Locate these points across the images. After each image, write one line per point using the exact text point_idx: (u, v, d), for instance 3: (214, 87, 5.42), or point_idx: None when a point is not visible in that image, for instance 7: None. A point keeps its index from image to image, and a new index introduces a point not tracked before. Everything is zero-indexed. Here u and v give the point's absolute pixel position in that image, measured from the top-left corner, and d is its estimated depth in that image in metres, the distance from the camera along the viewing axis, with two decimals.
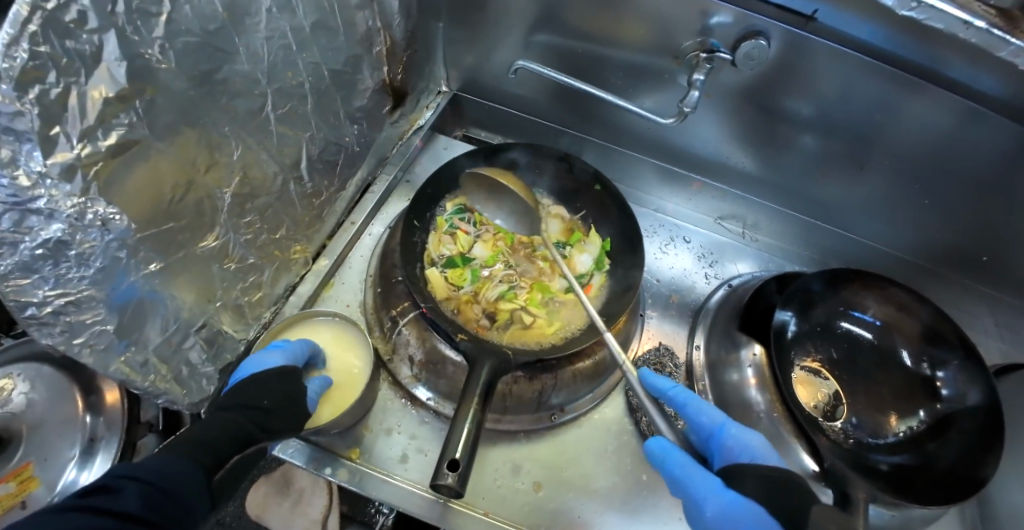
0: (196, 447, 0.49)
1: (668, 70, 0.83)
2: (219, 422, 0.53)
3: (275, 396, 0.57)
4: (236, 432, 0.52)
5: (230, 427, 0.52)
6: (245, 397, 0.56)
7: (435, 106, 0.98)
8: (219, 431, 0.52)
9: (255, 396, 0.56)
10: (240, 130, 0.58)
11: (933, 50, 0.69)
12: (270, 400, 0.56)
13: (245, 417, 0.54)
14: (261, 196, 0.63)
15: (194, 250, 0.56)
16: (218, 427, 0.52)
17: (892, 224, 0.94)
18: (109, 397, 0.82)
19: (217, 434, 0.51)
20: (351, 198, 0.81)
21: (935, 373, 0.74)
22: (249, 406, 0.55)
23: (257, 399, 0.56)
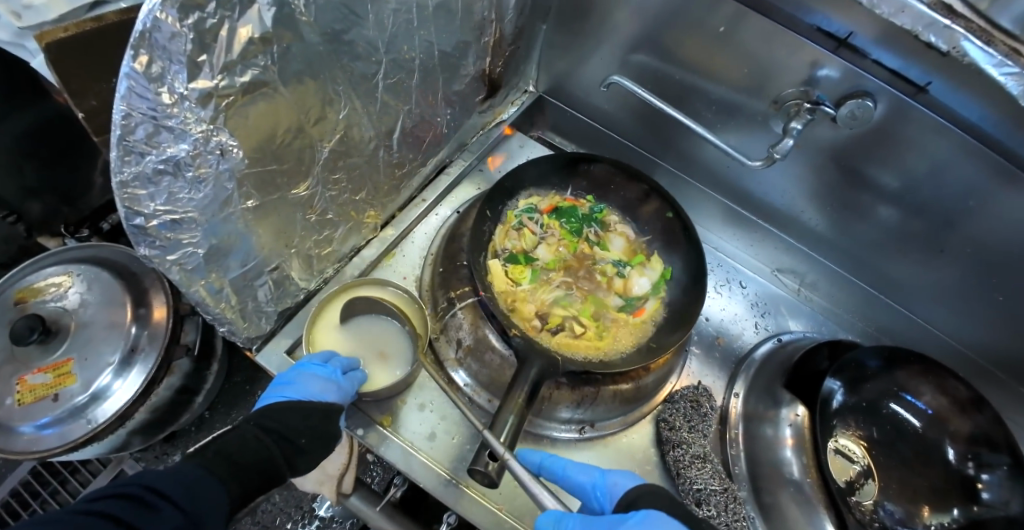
0: (222, 460, 0.53)
1: (762, 114, 0.83)
2: (255, 446, 0.55)
3: (312, 435, 0.59)
4: (265, 463, 0.55)
5: (263, 455, 0.55)
6: (286, 427, 0.59)
7: (520, 103, 1.00)
8: (253, 459, 0.54)
9: (294, 432, 0.59)
10: (351, 91, 0.60)
11: None
12: (305, 439, 0.59)
13: (278, 446, 0.57)
14: (353, 156, 0.65)
15: (287, 195, 0.59)
16: (252, 452, 0.55)
17: (958, 316, 0.90)
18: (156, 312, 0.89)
19: (249, 459, 0.54)
20: (427, 176, 0.84)
21: (979, 474, 0.70)
22: (285, 438, 0.58)
23: (296, 435, 0.59)
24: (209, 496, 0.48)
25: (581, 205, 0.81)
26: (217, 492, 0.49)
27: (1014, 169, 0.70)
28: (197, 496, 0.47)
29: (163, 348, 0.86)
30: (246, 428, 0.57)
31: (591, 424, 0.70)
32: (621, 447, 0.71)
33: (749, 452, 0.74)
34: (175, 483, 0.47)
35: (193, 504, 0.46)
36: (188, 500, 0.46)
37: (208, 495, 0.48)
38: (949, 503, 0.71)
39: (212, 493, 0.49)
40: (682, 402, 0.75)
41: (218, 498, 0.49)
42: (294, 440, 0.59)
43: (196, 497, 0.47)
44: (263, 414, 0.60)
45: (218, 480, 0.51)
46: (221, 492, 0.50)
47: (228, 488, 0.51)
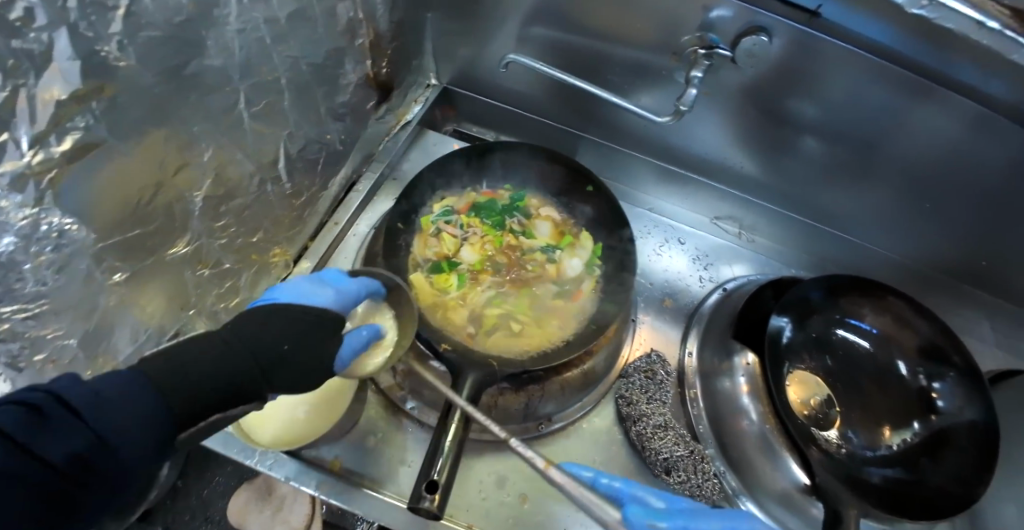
0: (173, 370, 0.38)
1: (666, 68, 0.80)
2: (218, 354, 0.41)
3: (296, 342, 0.47)
4: (235, 374, 0.41)
5: (228, 365, 0.41)
6: (266, 334, 0.46)
7: (424, 99, 0.94)
8: (217, 368, 0.40)
9: (278, 339, 0.46)
10: (213, 131, 0.55)
11: (944, 53, 0.67)
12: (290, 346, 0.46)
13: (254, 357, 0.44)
14: (237, 197, 0.60)
15: (164, 257, 0.54)
16: (214, 361, 0.40)
17: (891, 230, 0.93)
18: None
19: (213, 368, 0.40)
20: (334, 197, 0.78)
21: (931, 384, 0.72)
22: (259, 348, 0.45)
23: (276, 343, 0.46)
24: (143, 407, 0.34)
25: (500, 195, 0.78)
26: (147, 406, 0.35)
27: (920, 80, 0.71)
28: (118, 406, 0.33)
29: None
30: (214, 334, 0.44)
31: (547, 419, 0.68)
32: (584, 434, 0.70)
33: (711, 409, 0.73)
34: (85, 390, 0.33)
35: (105, 420, 0.33)
36: (103, 415, 0.33)
37: (137, 411, 0.34)
38: (908, 417, 0.72)
39: (142, 405, 0.35)
40: (636, 374, 0.74)
41: (151, 415, 0.35)
42: (280, 348, 0.46)
43: (118, 406, 0.33)
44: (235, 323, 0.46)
45: (155, 386, 0.36)
46: (157, 397, 0.36)
47: (169, 400, 0.36)
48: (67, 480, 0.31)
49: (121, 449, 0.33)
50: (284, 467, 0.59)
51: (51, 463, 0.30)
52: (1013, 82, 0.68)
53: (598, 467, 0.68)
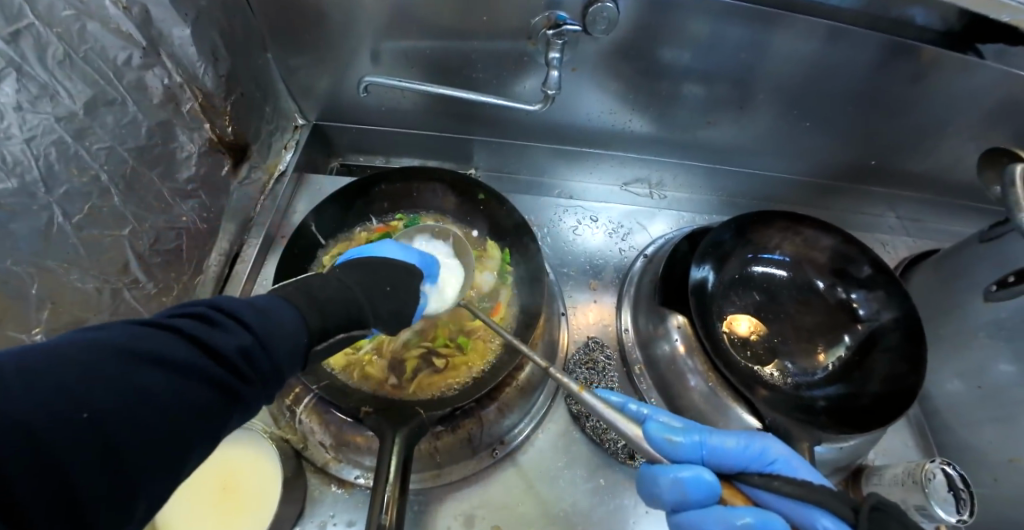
0: (312, 299, 0.43)
1: (525, 52, 0.77)
2: (337, 286, 0.47)
3: (397, 285, 0.53)
4: (350, 302, 0.47)
5: (342, 295, 0.46)
6: (369, 275, 0.52)
7: (295, 143, 0.87)
8: (335, 295, 0.46)
9: (381, 279, 0.52)
10: (31, 259, 0.49)
11: None
12: (391, 287, 0.52)
13: (361, 291, 0.49)
14: (88, 318, 0.54)
15: None
16: (334, 292, 0.46)
17: (784, 153, 0.95)
18: None
19: (331, 299, 0.45)
20: (218, 275, 0.71)
21: (851, 295, 0.75)
22: (368, 284, 0.51)
23: (381, 283, 0.52)
24: (284, 323, 0.39)
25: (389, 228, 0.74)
26: (289, 320, 0.40)
27: (769, 12, 0.72)
28: (268, 318, 0.38)
29: None
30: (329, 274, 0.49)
31: (500, 442, 0.65)
32: (541, 443, 0.68)
33: (657, 377, 0.73)
34: (245, 306, 0.38)
35: (264, 326, 0.37)
36: (259, 324, 0.37)
37: (281, 325, 0.39)
38: (838, 332, 0.74)
39: (285, 320, 0.39)
40: (578, 369, 0.74)
41: (291, 329, 0.39)
42: (381, 289, 0.51)
43: (275, 324, 0.38)
44: (356, 269, 0.52)
45: (297, 310, 0.42)
46: (300, 318, 0.41)
47: (305, 315, 0.42)
48: (228, 373, 0.34)
49: (273, 349, 0.37)
50: None
51: (216, 359, 0.34)
52: None
53: (564, 472, 0.66)
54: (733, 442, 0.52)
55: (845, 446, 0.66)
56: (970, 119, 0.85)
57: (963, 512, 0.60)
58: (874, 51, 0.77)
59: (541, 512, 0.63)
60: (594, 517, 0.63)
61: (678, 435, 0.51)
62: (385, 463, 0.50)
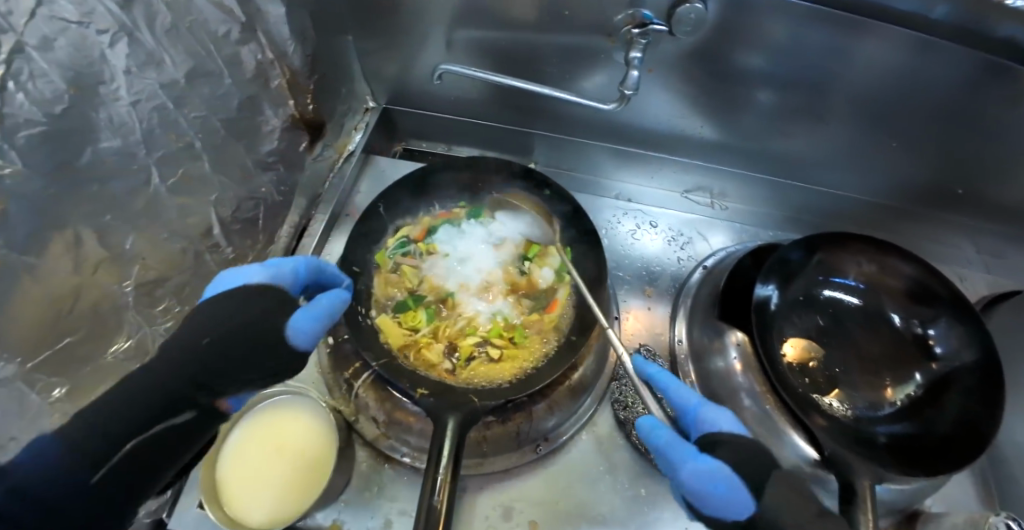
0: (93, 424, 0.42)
1: (602, 49, 0.76)
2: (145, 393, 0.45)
3: (237, 342, 0.50)
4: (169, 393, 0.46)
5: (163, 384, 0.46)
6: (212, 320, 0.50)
7: (365, 125, 0.88)
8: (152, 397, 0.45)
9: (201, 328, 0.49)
10: (127, 216, 0.51)
11: None
12: (208, 337, 0.49)
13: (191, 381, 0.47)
14: (172, 277, 0.57)
15: (103, 360, 0.51)
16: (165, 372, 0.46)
17: (862, 172, 0.91)
18: None
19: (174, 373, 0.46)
20: (285, 249, 0.74)
21: (927, 331, 0.70)
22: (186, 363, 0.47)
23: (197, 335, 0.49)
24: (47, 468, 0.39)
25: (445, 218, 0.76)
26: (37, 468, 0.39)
27: (860, 19, 0.69)
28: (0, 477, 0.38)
29: None
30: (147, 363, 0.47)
31: (544, 439, 0.66)
32: (585, 445, 0.67)
33: (709, 392, 0.71)
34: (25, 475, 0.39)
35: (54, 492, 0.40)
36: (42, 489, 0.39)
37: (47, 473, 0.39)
38: (909, 370, 0.70)
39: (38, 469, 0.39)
40: None
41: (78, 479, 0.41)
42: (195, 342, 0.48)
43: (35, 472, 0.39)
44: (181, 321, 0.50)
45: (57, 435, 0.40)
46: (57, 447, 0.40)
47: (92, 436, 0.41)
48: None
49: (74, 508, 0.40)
50: None
51: None
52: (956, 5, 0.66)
53: (605, 477, 0.65)
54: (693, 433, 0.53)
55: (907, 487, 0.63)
56: None
57: None
58: (974, 68, 0.72)
59: (579, 513, 0.63)
60: (631, 524, 0.62)
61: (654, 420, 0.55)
62: (437, 446, 0.51)
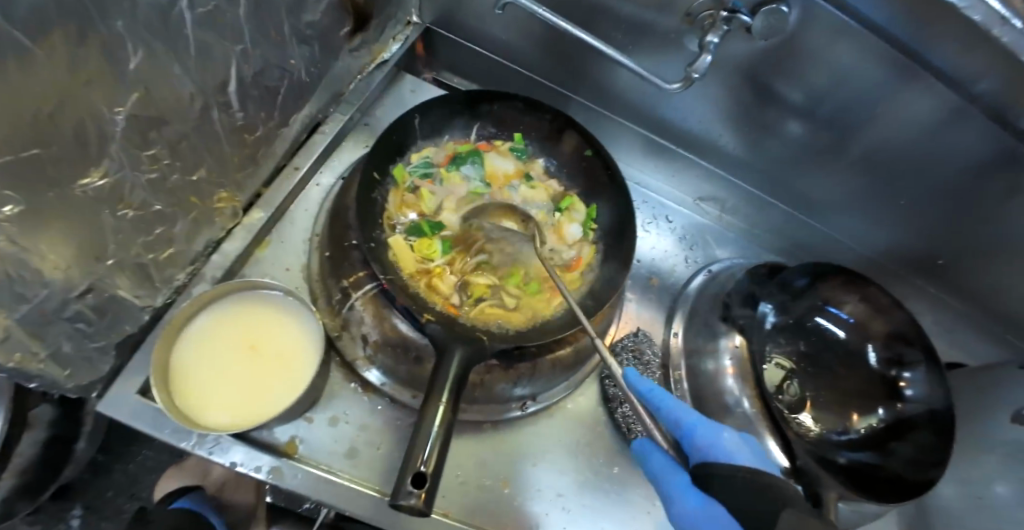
0: None
1: (675, 30, 0.75)
2: None
3: None
4: None
5: None
6: None
7: (404, 38, 0.81)
8: None
9: None
10: (143, 31, 0.41)
11: (927, 34, 0.67)
12: None
13: None
14: (172, 122, 0.48)
15: (73, 192, 0.41)
16: None
17: (861, 220, 0.96)
18: None
19: None
20: (294, 138, 0.67)
21: (902, 373, 0.73)
22: None
23: None
24: None
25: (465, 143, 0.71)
26: None
27: (918, 69, 0.71)
28: None
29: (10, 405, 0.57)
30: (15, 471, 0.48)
31: (532, 398, 0.63)
32: (566, 414, 0.65)
33: (693, 390, 0.71)
34: None
35: None
36: None
37: None
38: (874, 404, 0.73)
39: None
40: (624, 353, 0.73)
41: None
42: None
43: None
44: None
45: None
46: None
47: None
48: None
49: None
50: (231, 448, 0.50)
51: None
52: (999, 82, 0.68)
53: (581, 449, 0.64)
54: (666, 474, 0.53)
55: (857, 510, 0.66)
56: None
57: None
58: (988, 147, 0.77)
59: (549, 480, 0.61)
60: (598, 499, 0.61)
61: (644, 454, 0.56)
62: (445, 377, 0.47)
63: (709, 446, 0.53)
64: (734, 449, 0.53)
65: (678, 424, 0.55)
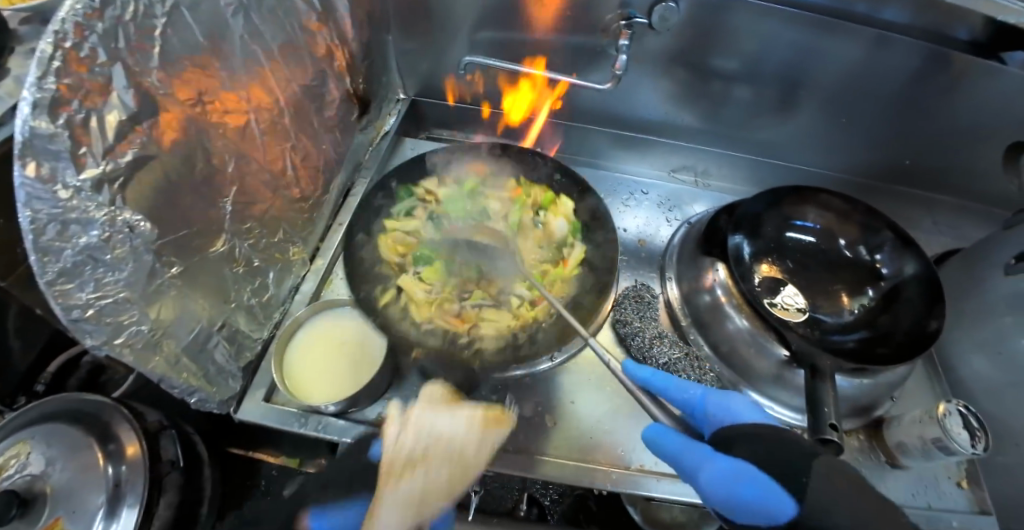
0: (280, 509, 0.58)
1: (599, 45, 0.93)
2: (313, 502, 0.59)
3: None
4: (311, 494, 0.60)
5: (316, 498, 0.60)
6: None
7: (396, 112, 1.04)
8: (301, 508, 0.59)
9: None
10: (231, 144, 0.64)
11: None
12: None
13: None
14: (257, 202, 0.70)
15: (207, 254, 0.62)
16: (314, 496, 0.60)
17: (824, 151, 1.07)
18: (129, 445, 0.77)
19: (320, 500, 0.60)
20: (335, 202, 0.89)
21: (875, 257, 0.84)
22: None
23: None
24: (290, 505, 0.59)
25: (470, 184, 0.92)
26: None
27: (827, 19, 0.85)
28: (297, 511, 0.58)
29: (148, 472, 0.76)
30: None
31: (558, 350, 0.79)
32: (591, 359, 0.80)
33: (696, 320, 0.83)
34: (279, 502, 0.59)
35: None
36: None
37: None
38: (863, 287, 0.83)
39: None
40: (628, 301, 0.86)
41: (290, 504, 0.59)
42: None
43: None
44: None
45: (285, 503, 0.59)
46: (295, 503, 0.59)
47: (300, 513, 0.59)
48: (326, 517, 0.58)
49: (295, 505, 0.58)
50: (338, 429, 0.67)
51: None
52: (907, 9, 0.84)
53: (609, 384, 0.78)
54: (689, 452, 0.60)
55: (870, 381, 0.75)
56: (997, 125, 0.96)
57: (976, 446, 0.68)
58: (916, 60, 0.89)
59: (586, 412, 0.75)
60: (632, 419, 0.75)
61: (660, 436, 0.63)
62: (453, 472, 0.57)
63: (718, 410, 0.65)
64: (741, 407, 0.65)
65: (689, 399, 0.68)
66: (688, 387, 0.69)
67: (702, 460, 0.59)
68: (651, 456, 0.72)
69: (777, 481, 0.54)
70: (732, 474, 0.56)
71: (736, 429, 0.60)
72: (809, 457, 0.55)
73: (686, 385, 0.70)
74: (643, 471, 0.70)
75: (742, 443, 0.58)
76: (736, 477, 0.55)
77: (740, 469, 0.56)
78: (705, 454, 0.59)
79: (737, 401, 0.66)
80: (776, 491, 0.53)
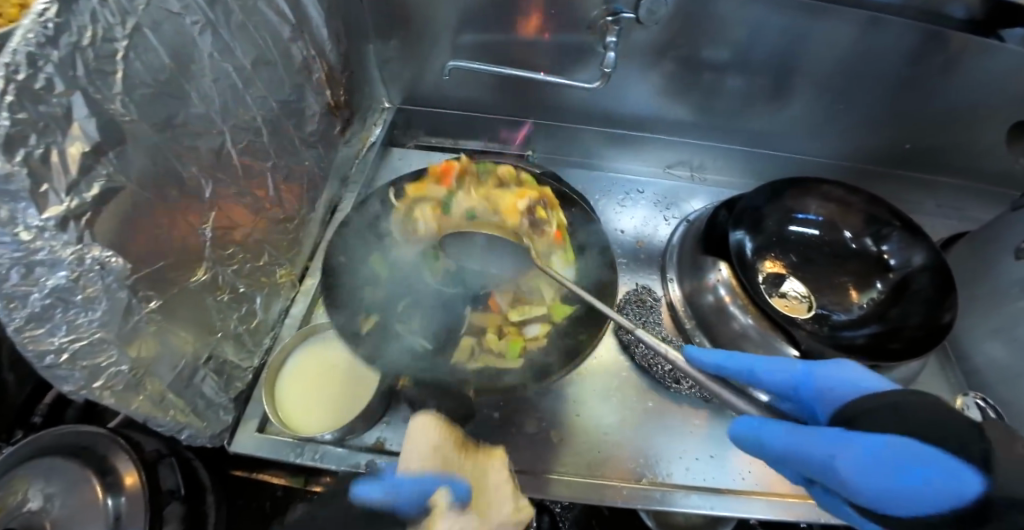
0: None
1: (586, 42, 0.90)
2: None
3: None
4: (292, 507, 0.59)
5: None
6: None
7: (382, 122, 1.02)
8: None
9: None
10: (206, 168, 0.61)
11: None
12: None
13: None
14: (238, 227, 0.67)
15: (188, 285, 0.60)
16: None
17: (822, 139, 1.05)
18: (127, 477, 0.72)
19: None
20: (322, 219, 0.86)
21: (881, 248, 0.82)
22: None
23: None
24: None
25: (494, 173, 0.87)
26: None
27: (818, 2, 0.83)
28: None
29: (147, 507, 0.71)
30: None
31: None
32: (596, 368, 0.78)
33: (700, 321, 0.81)
34: None
35: None
36: None
37: None
38: (871, 279, 0.81)
39: None
40: (629, 305, 0.84)
41: None
42: None
43: None
44: None
45: None
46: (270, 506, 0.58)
47: None
48: None
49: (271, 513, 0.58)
50: (334, 457, 0.65)
51: None
52: None
53: (615, 393, 0.76)
54: (810, 438, 0.47)
55: (886, 376, 0.73)
56: (998, 103, 0.93)
57: None
58: (911, 39, 0.86)
59: (592, 424, 0.73)
60: (640, 428, 0.73)
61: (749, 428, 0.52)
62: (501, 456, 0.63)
63: (827, 382, 0.54)
64: (856, 377, 0.54)
65: (789, 377, 0.56)
66: (784, 365, 0.57)
67: (832, 449, 0.46)
68: (664, 467, 0.70)
69: (941, 455, 0.41)
70: (874, 457, 0.43)
71: (882, 401, 0.46)
72: (974, 438, 0.41)
73: (778, 364, 0.58)
74: (654, 484, 0.67)
75: (873, 420, 0.46)
76: (884, 468, 0.42)
77: (884, 446, 0.43)
78: (840, 438, 0.45)
79: (853, 369, 0.54)
80: (955, 464, 0.40)
